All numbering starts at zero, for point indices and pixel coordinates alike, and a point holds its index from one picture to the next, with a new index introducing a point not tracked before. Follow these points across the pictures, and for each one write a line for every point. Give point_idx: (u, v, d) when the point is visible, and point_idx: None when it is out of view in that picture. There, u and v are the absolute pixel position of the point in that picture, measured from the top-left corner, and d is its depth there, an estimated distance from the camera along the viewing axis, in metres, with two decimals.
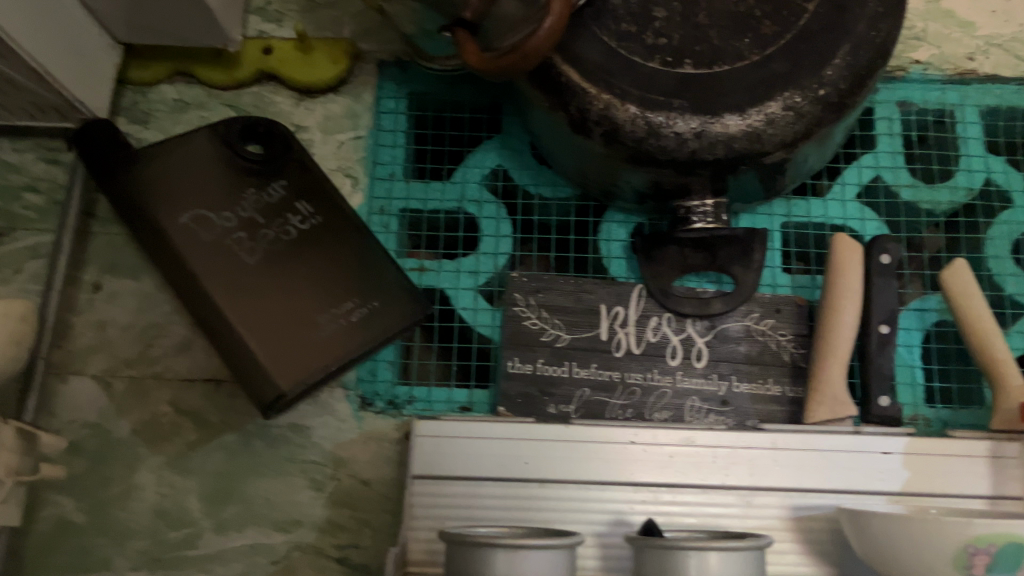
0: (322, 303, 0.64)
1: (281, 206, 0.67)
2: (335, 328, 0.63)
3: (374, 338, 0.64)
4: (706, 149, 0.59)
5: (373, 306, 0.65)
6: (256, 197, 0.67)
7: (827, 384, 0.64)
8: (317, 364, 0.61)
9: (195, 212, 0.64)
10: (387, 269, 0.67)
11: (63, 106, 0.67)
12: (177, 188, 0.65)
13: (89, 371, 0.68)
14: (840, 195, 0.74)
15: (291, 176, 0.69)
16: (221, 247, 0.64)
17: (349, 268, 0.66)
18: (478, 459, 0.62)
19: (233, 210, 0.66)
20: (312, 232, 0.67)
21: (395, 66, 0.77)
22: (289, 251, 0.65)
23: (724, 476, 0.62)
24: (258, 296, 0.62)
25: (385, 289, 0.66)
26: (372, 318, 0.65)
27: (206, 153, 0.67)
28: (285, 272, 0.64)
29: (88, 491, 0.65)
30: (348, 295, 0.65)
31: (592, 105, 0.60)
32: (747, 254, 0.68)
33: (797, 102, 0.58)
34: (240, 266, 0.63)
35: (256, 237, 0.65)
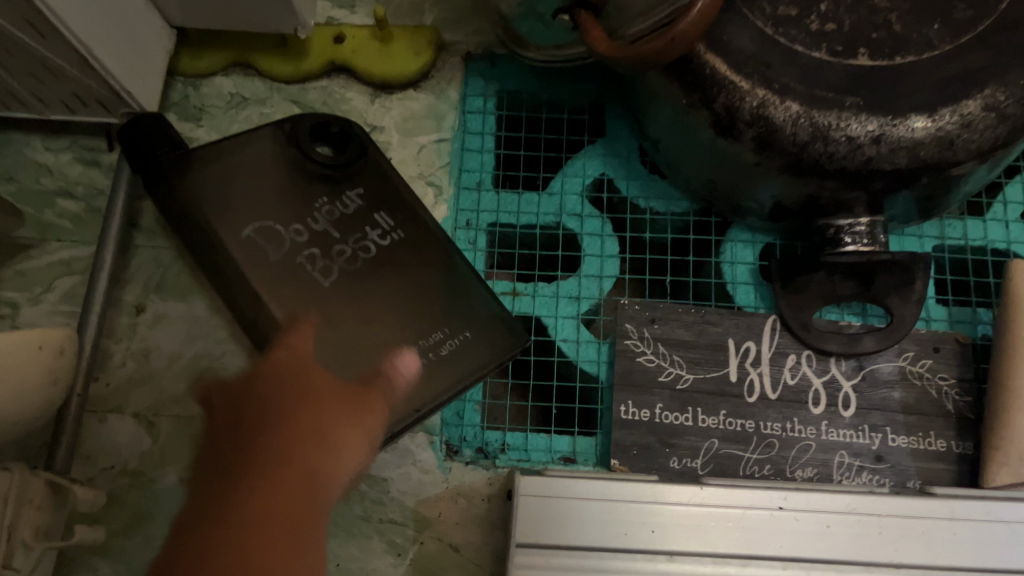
0: (409, 333, 0.53)
1: (360, 216, 0.57)
2: (424, 364, 0.53)
3: (469, 376, 0.54)
4: (885, 156, 0.48)
5: (468, 336, 0.55)
6: (330, 207, 0.57)
7: (1014, 441, 0.54)
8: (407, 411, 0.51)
9: (261, 224, 0.54)
10: (480, 293, 0.57)
11: (108, 97, 0.57)
12: (240, 197, 0.54)
13: (129, 409, 0.58)
14: (1001, 214, 0.64)
15: (368, 180, 0.58)
16: (291, 267, 0.54)
17: (439, 291, 0.56)
18: (595, 524, 0.52)
19: (304, 223, 0.55)
20: (394, 249, 0.56)
21: (484, 60, 0.67)
22: (368, 271, 0.55)
23: (894, 553, 0.51)
24: (337, 325, 0.52)
25: (480, 317, 0.56)
26: (465, 352, 0.54)
27: (271, 156, 0.56)
28: (366, 297, 0.54)
29: (128, 552, 0.55)
30: (437, 324, 0.54)
31: (744, 102, 0.49)
32: (908, 284, 0.56)
33: (1000, 100, 0.48)
34: (317, 290, 0.53)
35: (330, 255, 0.55)
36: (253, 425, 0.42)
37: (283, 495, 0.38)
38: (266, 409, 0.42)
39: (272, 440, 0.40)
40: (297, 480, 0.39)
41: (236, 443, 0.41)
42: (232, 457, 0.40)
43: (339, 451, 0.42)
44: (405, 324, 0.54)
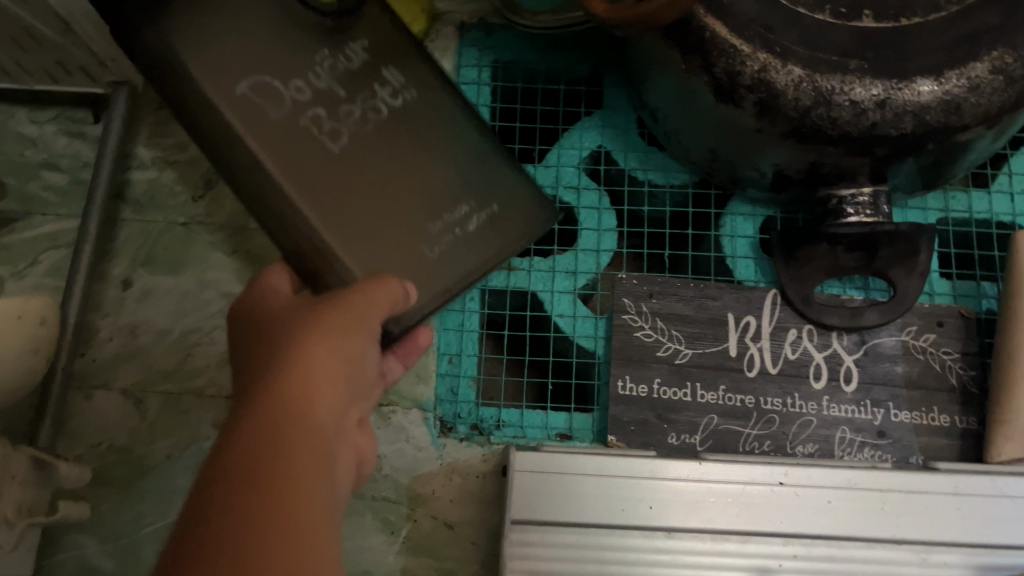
0: (432, 207, 0.48)
1: (370, 69, 0.49)
2: (452, 242, 0.49)
3: (494, 252, 0.50)
4: (889, 121, 0.47)
5: (493, 213, 0.51)
6: (333, 59, 0.47)
7: (1020, 414, 0.52)
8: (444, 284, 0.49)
9: (254, 85, 0.45)
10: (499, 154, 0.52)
11: (92, 65, 0.56)
12: (229, 53, 0.44)
13: (117, 384, 0.57)
14: (1007, 186, 0.62)
15: (375, 33, 0.49)
16: (296, 131, 0.46)
17: (456, 149, 0.51)
18: (591, 499, 0.51)
19: (306, 78, 0.46)
20: (408, 111, 0.49)
21: (479, 29, 0.65)
22: (376, 136, 0.48)
23: (897, 529, 0.50)
24: (355, 201, 0.46)
25: (502, 184, 0.52)
26: (493, 223, 0.51)
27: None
28: (380, 169, 0.47)
29: (116, 531, 0.54)
30: (461, 202, 0.50)
31: (745, 66, 0.48)
32: (912, 255, 0.55)
33: (1009, 63, 0.46)
34: (330, 159, 0.46)
35: (339, 117, 0.47)
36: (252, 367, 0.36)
37: (302, 380, 0.35)
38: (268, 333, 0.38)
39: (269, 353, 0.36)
40: (318, 353, 0.36)
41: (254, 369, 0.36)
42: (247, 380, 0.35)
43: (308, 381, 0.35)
44: (428, 198, 0.48)
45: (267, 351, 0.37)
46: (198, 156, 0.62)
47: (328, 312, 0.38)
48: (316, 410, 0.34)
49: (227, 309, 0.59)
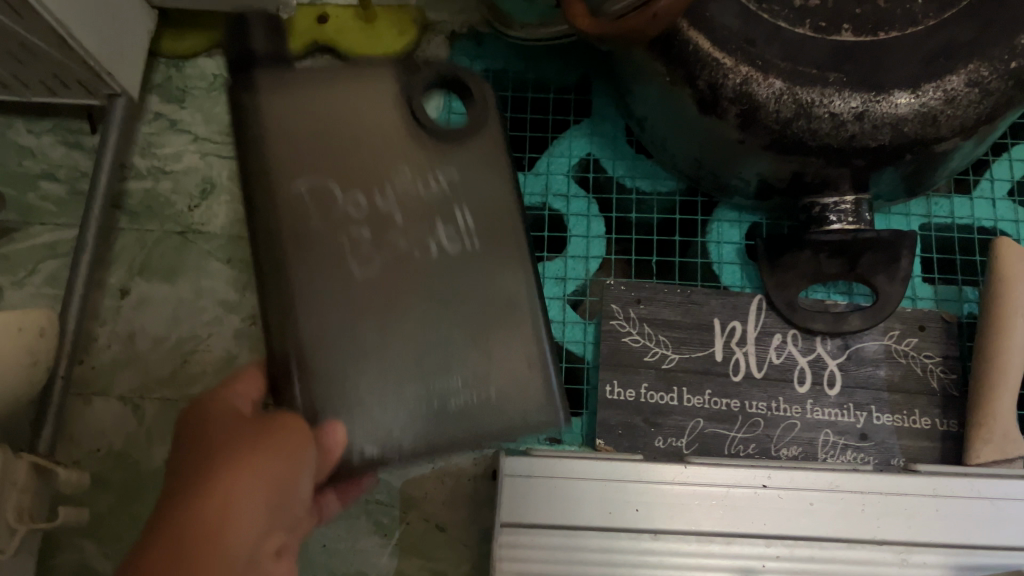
0: (431, 359, 0.43)
1: (440, 200, 0.45)
2: (425, 413, 0.42)
3: (491, 428, 0.43)
4: (867, 133, 0.48)
5: (492, 417, 0.44)
6: (414, 180, 0.45)
7: (998, 418, 0.54)
8: (405, 441, 0.42)
9: (310, 186, 0.43)
10: (530, 355, 0.45)
11: (88, 77, 0.57)
12: (313, 142, 0.44)
13: (115, 391, 0.58)
14: (987, 192, 0.64)
15: (467, 163, 0.47)
16: (329, 242, 0.43)
17: (496, 313, 0.45)
18: (579, 503, 0.52)
19: (369, 196, 0.44)
20: (462, 261, 0.45)
21: (469, 38, 0.66)
22: (417, 280, 0.43)
23: (877, 530, 0.51)
24: (343, 332, 0.42)
25: (514, 369, 0.45)
26: (491, 414, 0.44)
27: (370, 103, 0.45)
28: (394, 309, 0.43)
29: (115, 534, 0.56)
30: (464, 364, 0.43)
31: (727, 79, 0.49)
32: (893, 261, 0.56)
33: (984, 76, 0.47)
34: (342, 283, 0.42)
35: (382, 244, 0.43)
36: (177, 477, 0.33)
37: (230, 495, 0.31)
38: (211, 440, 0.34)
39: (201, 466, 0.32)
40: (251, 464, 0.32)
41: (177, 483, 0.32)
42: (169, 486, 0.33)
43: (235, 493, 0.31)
44: (428, 347, 0.43)
45: (193, 472, 0.33)
46: (193, 166, 0.64)
47: (271, 438, 0.34)
48: (227, 543, 0.30)
49: (223, 316, 0.60)
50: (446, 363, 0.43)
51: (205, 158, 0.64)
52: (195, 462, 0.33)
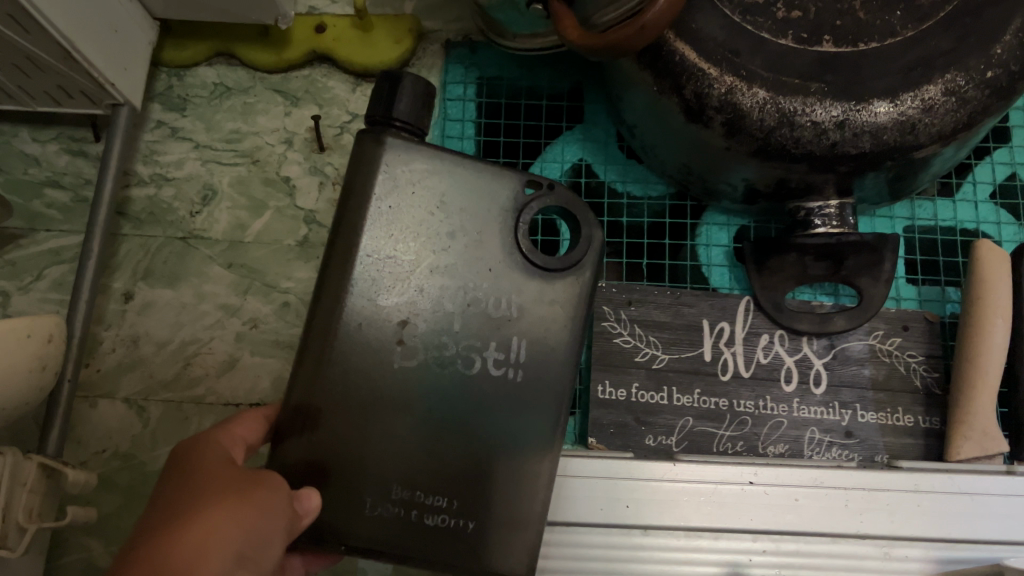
0: (441, 472, 0.43)
1: (497, 325, 0.45)
2: (403, 524, 0.42)
3: (442, 559, 0.43)
4: (849, 141, 0.49)
5: (464, 539, 0.43)
6: (484, 292, 0.45)
7: (978, 415, 0.56)
8: (375, 543, 0.42)
9: (392, 262, 0.44)
10: (534, 517, 0.45)
11: (92, 89, 0.58)
12: (398, 213, 0.44)
13: (120, 394, 0.60)
14: (970, 195, 0.65)
15: (538, 299, 0.46)
16: (380, 323, 0.43)
17: (512, 450, 0.44)
18: (570, 500, 0.53)
19: (428, 292, 0.44)
20: (501, 393, 0.44)
21: (464, 46, 0.68)
22: (466, 396, 0.44)
23: (861, 524, 0.53)
24: (377, 409, 0.42)
25: (491, 514, 0.44)
26: (470, 545, 0.43)
27: (482, 209, 0.45)
28: (432, 407, 0.43)
29: (121, 533, 0.57)
30: (469, 489, 0.43)
31: (712, 89, 0.51)
32: (877, 264, 0.57)
33: (961, 85, 0.49)
34: (387, 374, 0.43)
35: (427, 347, 0.43)
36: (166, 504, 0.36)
37: (197, 538, 0.33)
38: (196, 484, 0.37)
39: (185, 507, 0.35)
40: (223, 511, 0.34)
41: (159, 520, 0.35)
42: (154, 516, 0.35)
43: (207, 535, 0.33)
44: (448, 454, 0.43)
45: (173, 509, 0.35)
46: (194, 173, 0.65)
47: (248, 491, 0.36)
48: None
49: (224, 320, 0.62)
50: (458, 465, 0.43)
51: (206, 165, 0.65)
52: (180, 498, 0.36)
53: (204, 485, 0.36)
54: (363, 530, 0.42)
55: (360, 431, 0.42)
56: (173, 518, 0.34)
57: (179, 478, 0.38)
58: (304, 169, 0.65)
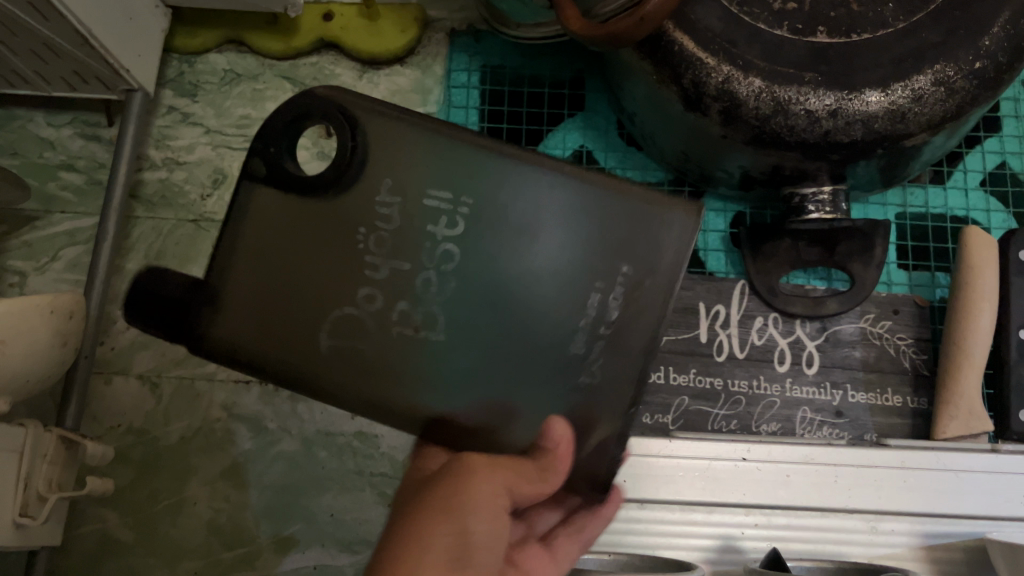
0: (546, 307, 0.41)
1: (413, 216, 0.40)
2: (601, 348, 0.42)
3: (655, 296, 0.42)
4: (841, 129, 0.51)
5: (636, 272, 0.42)
6: (378, 233, 0.40)
7: (963, 396, 0.57)
8: (618, 373, 0.42)
9: (337, 314, 0.40)
10: (627, 204, 0.42)
11: (107, 74, 0.60)
12: (296, 297, 0.40)
13: (134, 370, 0.62)
14: (961, 183, 0.67)
15: (389, 167, 0.40)
16: (385, 332, 0.40)
17: (556, 218, 0.41)
18: None
19: (369, 273, 0.40)
20: (486, 227, 0.41)
21: (468, 35, 0.70)
22: (475, 255, 0.41)
23: (849, 499, 0.54)
24: (466, 377, 0.41)
25: (614, 237, 0.42)
26: (643, 267, 0.42)
27: (281, 211, 0.40)
28: (474, 296, 0.41)
29: (136, 504, 0.59)
30: (586, 279, 0.42)
31: (710, 78, 0.52)
32: (868, 249, 0.59)
33: (950, 76, 0.51)
34: (421, 347, 0.41)
35: (404, 290, 0.40)
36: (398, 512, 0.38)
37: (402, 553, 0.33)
38: (412, 517, 0.35)
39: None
40: (430, 520, 0.34)
41: (393, 528, 0.36)
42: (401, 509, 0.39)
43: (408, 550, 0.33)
44: (565, 296, 0.42)
45: (400, 518, 0.36)
46: (205, 157, 0.67)
47: (454, 495, 0.35)
48: None
49: None
50: (581, 284, 0.42)
51: (216, 149, 0.67)
52: (403, 504, 0.38)
53: (419, 486, 0.39)
54: (605, 373, 0.42)
55: (476, 399, 0.41)
56: (398, 525, 0.35)
57: (417, 480, 0.41)
58: (311, 154, 0.67)
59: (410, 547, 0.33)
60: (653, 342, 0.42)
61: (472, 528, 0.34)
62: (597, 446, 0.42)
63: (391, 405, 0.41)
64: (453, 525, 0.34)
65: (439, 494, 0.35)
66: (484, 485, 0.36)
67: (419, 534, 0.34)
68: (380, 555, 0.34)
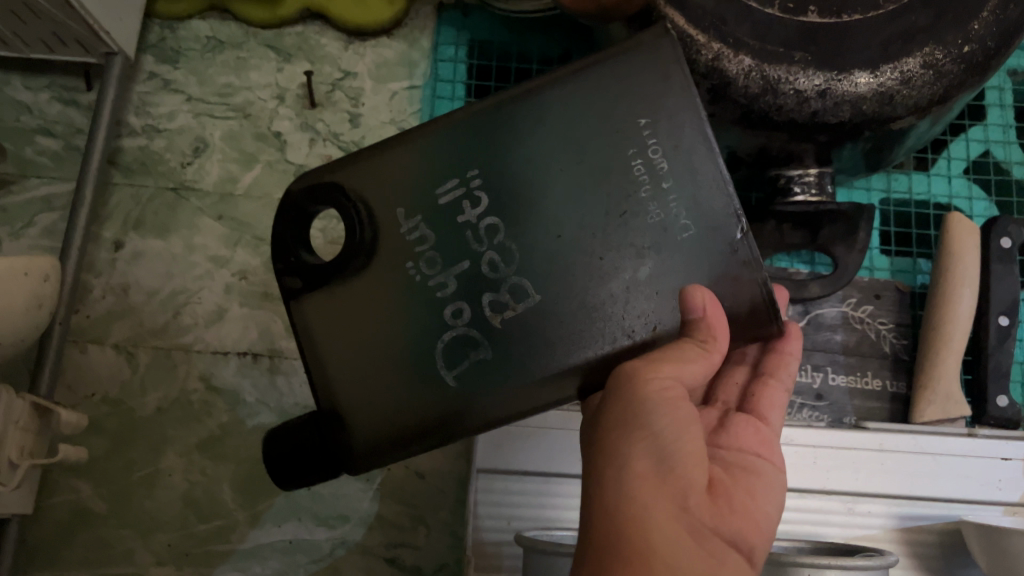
0: (624, 224, 0.37)
1: (438, 219, 0.39)
2: (684, 210, 0.37)
3: (693, 128, 0.38)
4: (829, 110, 0.51)
5: (653, 113, 0.38)
6: (424, 255, 0.39)
7: (941, 380, 0.58)
8: (717, 220, 0.37)
9: (430, 343, 0.39)
10: (598, 74, 0.39)
11: (86, 36, 0.59)
12: (388, 344, 0.39)
13: (110, 339, 0.61)
14: (944, 170, 0.68)
15: (394, 193, 0.40)
16: (475, 306, 0.39)
17: (557, 136, 0.38)
18: (551, 452, 0.53)
19: (430, 277, 0.39)
20: (514, 167, 0.39)
21: (456, 9, 0.69)
22: (515, 201, 0.38)
23: (827, 481, 0.54)
24: (585, 325, 0.38)
25: (618, 101, 0.38)
26: (655, 105, 0.38)
27: (329, 305, 0.40)
28: (538, 234, 0.38)
29: (109, 474, 0.59)
30: (618, 157, 0.38)
31: (700, 54, 0.51)
32: (852, 233, 0.59)
33: (938, 59, 0.51)
34: (519, 300, 0.38)
35: (464, 256, 0.39)
36: (589, 475, 0.34)
37: (617, 483, 0.32)
38: (604, 459, 0.33)
39: (641, 530, 0.31)
40: (626, 441, 0.33)
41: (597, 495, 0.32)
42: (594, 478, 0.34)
43: (620, 477, 0.32)
44: (651, 219, 0.37)
45: (599, 467, 0.33)
46: (187, 126, 0.66)
47: (629, 411, 0.33)
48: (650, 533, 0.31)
49: (213, 272, 0.63)
50: (651, 185, 0.38)
51: (198, 118, 0.66)
52: (591, 455, 0.34)
53: (596, 435, 0.34)
54: (704, 237, 0.37)
55: (605, 334, 0.38)
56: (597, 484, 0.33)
57: (586, 421, 0.37)
58: (295, 125, 0.66)
59: (611, 469, 0.33)
60: (713, 148, 0.38)
61: (660, 430, 0.33)
62: (731, 289, 0.37)
63: (534, 373, 0.38)
64: (644, 437, 0.33)
65: (615, 406, 0.34)
66: (653, 383, 0.34)
67: (615, 450, 0.33)
68: (600, 500, 0.32)
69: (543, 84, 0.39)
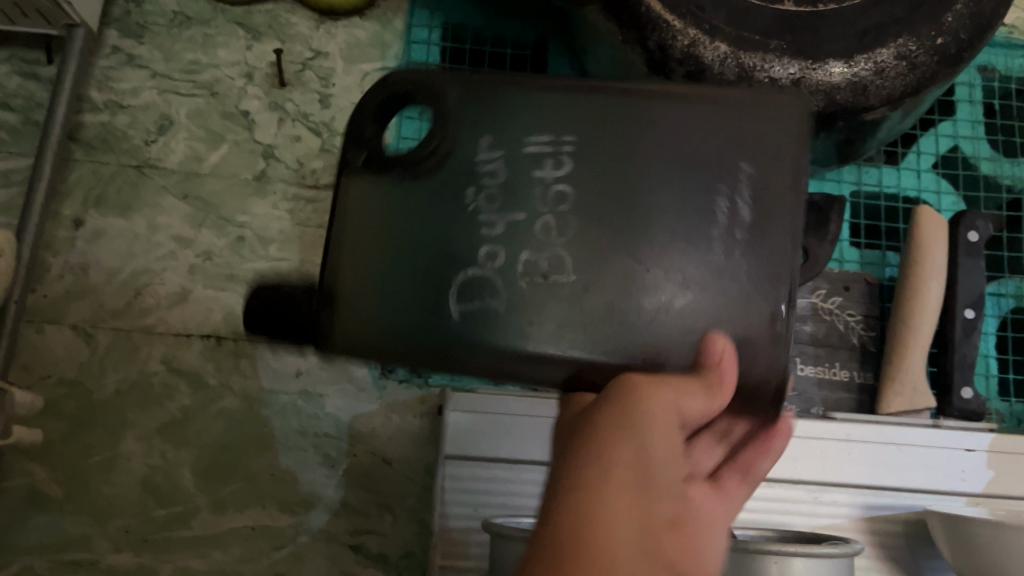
0: (683, 224, 0.36)
1: (512, 162, 0.37)
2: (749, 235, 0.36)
3: (796, 172, 0.36)
4: (804, 99, 0.51)
5: (763, 151, 0.37)
6: (480, 197, 0.37)
7: (908, 372, 0.58)
8: (780, 259, 0.36)
9: (454, 279, 0.36)
10: (737, 94, 0.37)
11: (46, 6, 0.57)
12: (413, 265, 0.36)
13: (68, 319, 0.59)
14: (914, 164, 0.68)
15: (485, 122, 0.38)
16: (511, 277, 0.36)
17: (667, 128, 0.37)
18: (520, 438, 0.52)
19: (481, 220, 0.36)
20: (603, 154, 0.37)
21: None
22: (592, 185, 0.36)
23: (794, 470, 0.54)
24: (608, 317, 0.35)
25: (739, 125, 0.37)
26: (772, 150, 0.37)
27: (375, 194, 0.38)
28: (602, 225, 0.36)
29: (66, 458, 0.57)
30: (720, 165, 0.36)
31: (676, 42, 0.51)
32: (823, 224, 0.58)
33: (912, 50, 0.51)
34: (558, 283, 0.35)
35: (513, 228, 0.36)
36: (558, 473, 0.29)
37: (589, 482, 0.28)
38: (580, 457, 0.29)
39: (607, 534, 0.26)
40: (609, 445, 0.29)
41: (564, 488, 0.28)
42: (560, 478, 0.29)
43: (596, 476, 0.28)
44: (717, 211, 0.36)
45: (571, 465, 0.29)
46: (151, 102, 0.64)
47: (620, 420, 0.30)
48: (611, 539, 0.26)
49: (177, 252, 0.61)
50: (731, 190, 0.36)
51: (163, 94, 0.64)
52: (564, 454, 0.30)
53: (575, 434, 0.31)
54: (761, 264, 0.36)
55: (628, 337, 0.35)
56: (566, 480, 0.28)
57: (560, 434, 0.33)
58: (263, 104, 0.65)
59: (587, 466, 0.29)
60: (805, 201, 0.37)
61: (649, 447, 0.30)
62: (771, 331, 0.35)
63: (540, 345, 0.35)
64: (631, 447, 0.29)
65: (605, 412, 0.31)
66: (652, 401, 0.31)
67: (596, 449, 0.29)
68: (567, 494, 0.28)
69: (673, 89, 0.37)
